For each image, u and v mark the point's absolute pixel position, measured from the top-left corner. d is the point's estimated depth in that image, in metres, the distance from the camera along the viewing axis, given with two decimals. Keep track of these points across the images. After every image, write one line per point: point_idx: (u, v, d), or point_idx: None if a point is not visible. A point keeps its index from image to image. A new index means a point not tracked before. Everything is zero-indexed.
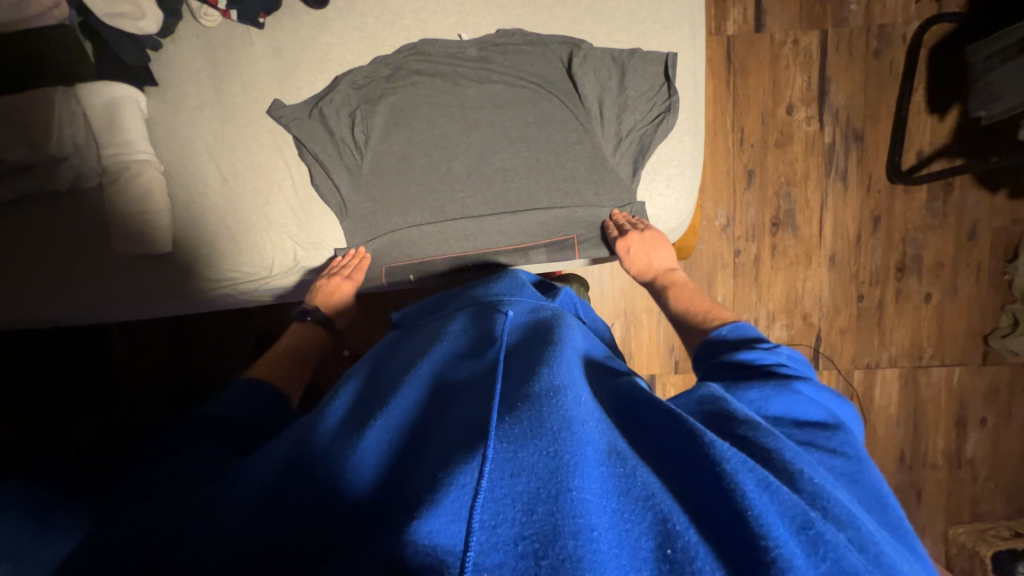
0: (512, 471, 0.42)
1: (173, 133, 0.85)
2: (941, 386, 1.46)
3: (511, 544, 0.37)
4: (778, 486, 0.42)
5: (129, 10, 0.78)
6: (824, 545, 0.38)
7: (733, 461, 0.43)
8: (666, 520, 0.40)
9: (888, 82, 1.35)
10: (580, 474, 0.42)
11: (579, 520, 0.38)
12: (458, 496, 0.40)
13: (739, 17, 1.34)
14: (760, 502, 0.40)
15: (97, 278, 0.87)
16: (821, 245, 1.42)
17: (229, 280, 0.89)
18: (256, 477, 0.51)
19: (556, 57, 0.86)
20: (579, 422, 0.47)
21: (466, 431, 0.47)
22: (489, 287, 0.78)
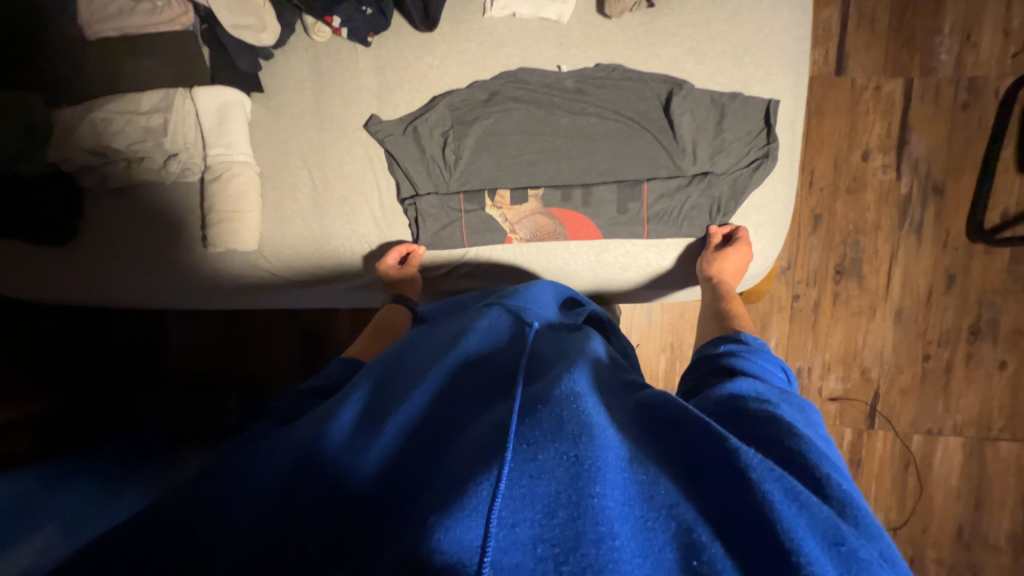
0: (532, 473, 0.42)
1: (272, 140, 0.91)
2: (1011, 463, 1.36)
3: (531, 545, 0.38)
4: (807, 497, 0.41)
5: (252, 23, 0.83)
6: (857, 562, 0.38)
7: (759, 470, 0.42)
8: (691, 531, 0.40)
9: (975, 137, 1.29)
10: (603, 481, 0.42)
11: (600, 528, 0.38)
12: (477, 495, 0.40)
13: (819, 59, 1.31)
14: (789, 514, 0.39)
15: (163, 271, 0.93)
16: (887, 298, 1.35)
17: (286, 282, 0.94)
18: (264, 468, 0.50)
19: (655, 93, 0.85)
20: (599, 428, 0.47)
21: (488, 435, 0.47)
22: (517, 291, 0.79)
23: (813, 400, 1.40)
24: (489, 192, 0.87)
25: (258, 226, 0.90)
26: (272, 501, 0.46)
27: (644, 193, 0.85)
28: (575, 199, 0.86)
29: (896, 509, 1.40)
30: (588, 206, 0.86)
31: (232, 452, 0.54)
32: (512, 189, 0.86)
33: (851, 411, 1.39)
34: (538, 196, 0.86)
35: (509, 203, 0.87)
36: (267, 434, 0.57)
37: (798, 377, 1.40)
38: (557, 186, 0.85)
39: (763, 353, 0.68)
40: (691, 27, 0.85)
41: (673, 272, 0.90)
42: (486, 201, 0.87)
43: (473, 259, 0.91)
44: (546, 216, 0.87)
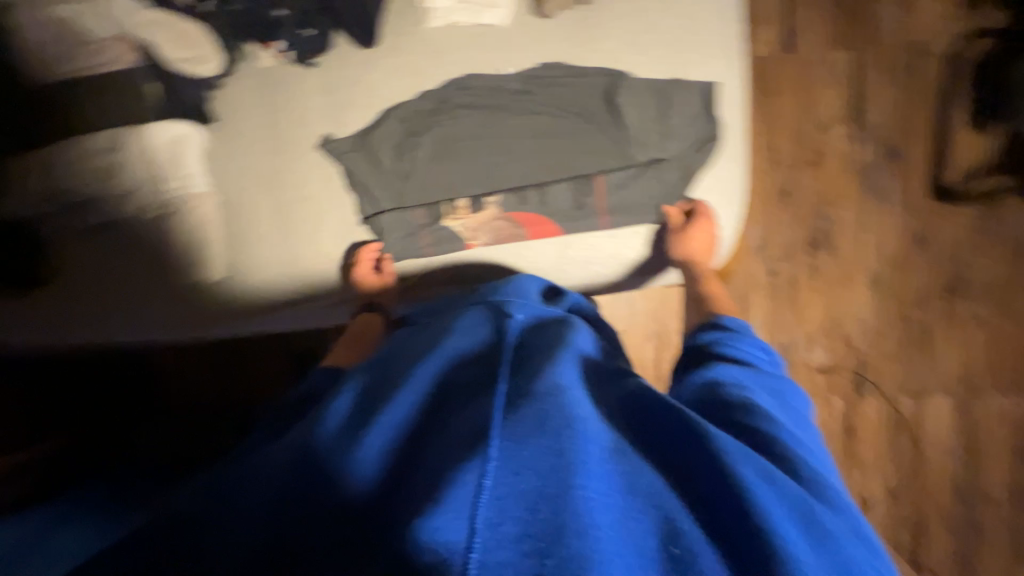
0: (516, 469, 0.43)
1: (228, 168, 0.91)
2: (999, 414, 1.38)
3: (516, 541, 0.38)
4: (780, 477, 0.47)
5: (194, 58, 0.86)
6: (820, 531, 0.44)
7: (734, 455, 0.46)
8: (672, 519, 0.42)
9: (927, 100, 1.32)
10: (585, 473, 0.43)
11: (583, 519, 0.39)
12: (462, 490, 0.41)
13: (769, 37, 1.33)
14: (763, 493, 0.44)
15: (132, 308, 0.93)
16: (861, 265, 1.37)
17: (260, 308, 0.94)
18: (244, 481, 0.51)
19: (599, 87, 0.86)
20: (582, 421, 0.48)
21: (470, 430, 0.47)
22: (496, 288, 0.77)
23: (801, 374, 1.41)
24: (448, 201, 0.87)
25: (223, 254, 0.92)
26: (276, 501, 0.48)
27: (598, 187, 0.86)
28: (531, 200, 0.87)
29: (894, 473, 1.40)
30: (546, 205, 0.87)
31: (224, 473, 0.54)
32: (468, 198, 0.87)
33: (840, 380, 1.40)
34: (496, 202, 0.88)
35: (468, 211, 0.88)
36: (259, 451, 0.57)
37: (783, 352, 1.41)
38: (513, 189, 0.87)
39: (745, 338, 0.69)
40: (626, 18, 0.86)
41: (639, 258, 0.91)
42: (444, 213, 0.88)
43: (444, 265, 0.92)
44: (506, 220, 0.88)
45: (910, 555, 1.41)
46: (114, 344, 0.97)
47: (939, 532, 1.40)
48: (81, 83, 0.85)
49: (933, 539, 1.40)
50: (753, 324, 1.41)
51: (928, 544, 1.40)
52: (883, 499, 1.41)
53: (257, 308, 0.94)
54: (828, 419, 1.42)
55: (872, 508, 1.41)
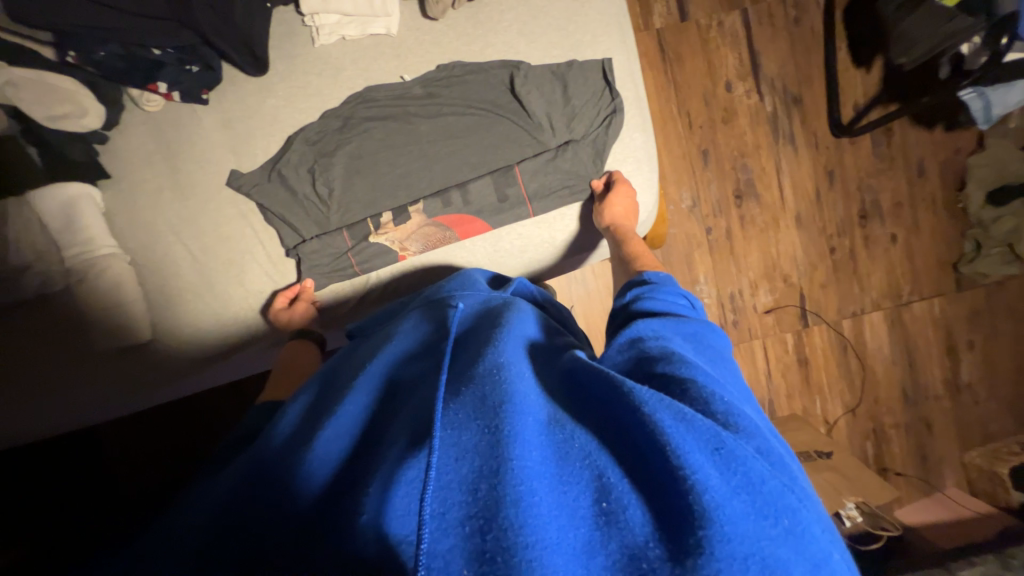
0: (457, 454, 0.43)
1: (134, 223, 0.87)
2: (926, 319, 1.51)
3: (459, 525, 0.38)
4: (693, 416, 0.44)
5: (71, 111, 0.80)
6: (733, 462, 0.41)
7: (651, 402, 0.44)
8: (602, 476, 0.42)
9: (812, 46, 1.42)
10: (521, 444, 0.43)
11: (519, 489, 0.39)
12: (410, 476, 0.43)
13: (663, 9, 1.40)
14: (677, 434, 0.42)
15: (53, 391, 0.85)
16: (785, 207, 1.47)
17: (199, 360, 0.89)
18: (196, 509, 0.50)
19: (499, 79, 0.88)
20: (521, 395, 0.48)
21: (416, 428, 0.48)
22: (443, 286, 0.79)
23: (752, 318, 1.49)
24: (373, 217, 0.87)
25: (146, 313, 0.86)
26: (221, 517, 0.48)
27: (517, 177, 0.87)
28: (456, 201, 0.87)
29: (849, 392, 1.51)
30: (471, 204, 0.87)
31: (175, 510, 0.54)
32: (393, 210, 0.87)
33: (786, 317, 1.50)
34: (421, 209, 0.87)
35: (394, 224, 0.87)
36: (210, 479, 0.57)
37: (732, 301, 1.48)
38: (435, 193, 0.87)
39: (665, 287, 0.72)
40: (514, 11, 0.90)
41: (570, 238, 0.93)
42: (371, 230, 0.87)
43: (378, 278, 0.91)
44: (434, 225, 0.88)
45: (877, 463, 1.52)
46: (48, 432, 0.88)
47: (898, 436, 1.52)
48: None
49: (893, 444, 1.52)
50: (700, 280, 1.47)
51: (890, 449, 1.52)
52: (845, 417, 1.52)
53: (195, 361, 0.89)
54: (783, 355, 1.51)
55: (837, 428, 1.52)
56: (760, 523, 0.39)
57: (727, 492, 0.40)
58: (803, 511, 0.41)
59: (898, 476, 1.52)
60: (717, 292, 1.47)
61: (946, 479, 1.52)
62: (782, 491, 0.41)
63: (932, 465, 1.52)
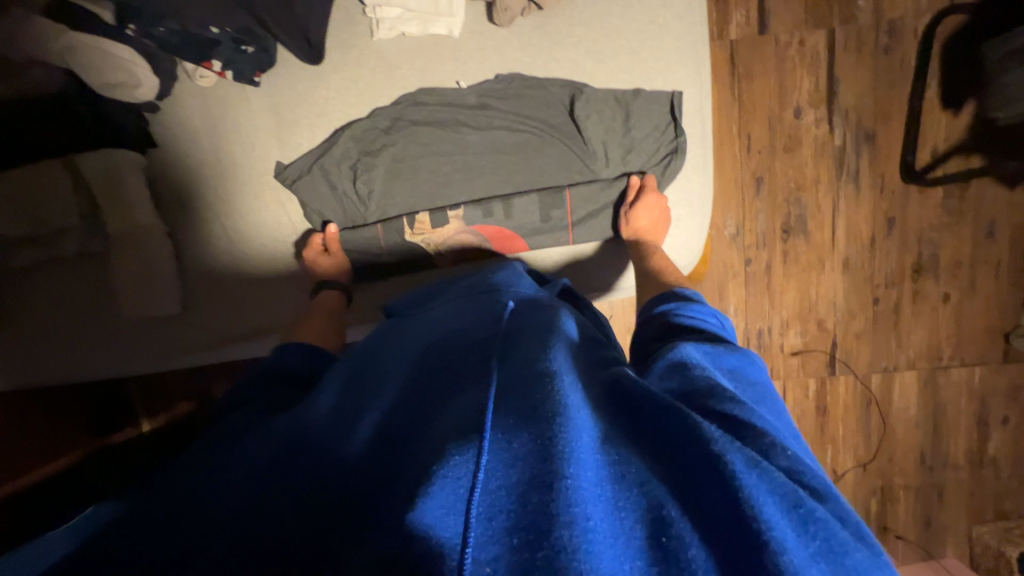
0: (507, 461, 0.38)
1: (175, 196, 0.89)
2: (961, 387, 1.44)
3: (506, 536, 0.33)
4: (768, 467, 0.38)
5: (125, 80, 0.78)
6: (814, 524, 0.36)
7: (721, 442, 0.39)
8: (660, 507, 0.37)
9: (899, 79, 1.30)
10: (577, 462, 0.37)
11: (573, 509, 0.34)
12: (452, 482, 0.37)
13: (742, 20, 1.29)
14: (750, 483, 0.36)
15: (87, 346, 0.91)
16: (834, 249, 1.39)
17: (225, 336, 0.93)
18: (249, 463, 0.51)
19: (558, 100, 0.86)
20: (575, 407, 0.42)
21: (461, 422, 0.43)
22: (489, 277, 0.75)
23: (776, 358, 1.44)
24: (408, 219, 0.88)
25: (178, 291, 0.90)
26: (270, 478, 0.49)
27: (567, 200, 0.87)
28: (496, 214, 0.87)
29: (864, 446, 1.47)
30: (511, 218, 0.87)
31: (215, 449, 0.55)
32: (429, 213, 0.87)
33: (813, 361, 1.44)
34: (459, 216, 0.88)
35: (430, 226, 0.88)
36: (246, 429, 0.58)
37: (759, 338, 1.43)
38: (476, 202, 0.87)
39: (697, 304, 0.68)
40: (585, 26, 0.86)
41: (603, 275, 0.94)
42: (404, 229, 0.88)
43: (413, 271, 0.92)
44: (470, 233, 0.89)
45: (878, 522, 1.49)
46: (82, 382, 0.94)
47: (905, 498, 1.47)
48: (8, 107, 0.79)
49: (899, 505, 1.48)
50: (728, 312, 1.42)
51: (895, 510, 1.48)
52: (853, 471, 1.48)
53: (222, 338, 0.93)
54: (802, 399, 1.46)
55: (843, 480, 1.48)
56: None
57: (807, 559, 0.34)
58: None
59: (897, 538, 1.49)
60: (745, 327, 1.42)
61: (948, 549, 1.48)
62: (869, 567, 0.36)
63: (935, 532, 1.48)
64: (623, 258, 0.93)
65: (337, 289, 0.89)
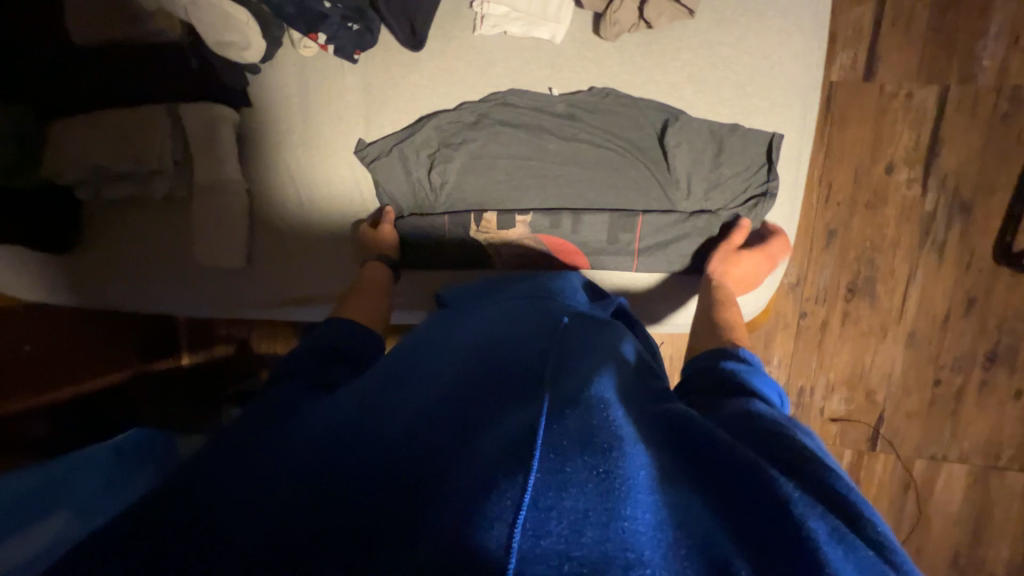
0: (558, 482, 0.34)
1: (259, 156, 0.93)
2: (1016, 493, 1.32)
3: (554, 566, 0.29)
4: (856, 542, 0.34)
5: (236, 41, 0.83)
6: None
7: (802, 506, 0.35)
8: (728, 566, 0.31)
9: (1011, 151, 1.20)
10: (634, 502, 0.34)
11: (629, 554, 0.30)
12: (498, 495, 0.33)
13: (846, 63, 1.22)
14: (838, 558, 0.32)
15: (156, 279, 0.99)
16: (901, 320, 1.29)
17: (280, 296, 0.97)
18: (281, 428, 0.48)
19: (648, 122, 0.85)
20: (630, 440, 0.39)
21: (509, 430, 0.39)
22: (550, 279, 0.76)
23: (813, 420, 1.37)
24: (476, 216, 0.88)
25: (247, 246, 0.94)
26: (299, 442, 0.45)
27: (638, 226, 0.86)
28: (564, 226, 0.87)
29: (891, 532, 1.37)
30: (577, 233, 0.87)
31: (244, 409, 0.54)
32: (497, 213, 0.87)
33: (853, 432, 1.36)
34: (526, 221, 0.87)
35: (496, 227, 0.88)
36: (266, 395, 0.54)
37: (799, 396, 1.36)
38: (547, 212, 0.86)
39: (761, 371, 0.61)
40: (692, 51, 0.85)
41: (659, 307, 0.91)
42: (470, 224, 0.88)
43: (467, 267, 0.92)
44: (533, 241, 0.88)
45: None
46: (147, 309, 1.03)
47: None
48: (139, 55, 0.88)
49: None
50: (771, 363, 1.36)
51: None
52: None
53: (277, 298, 0.97)
54: None
55: None
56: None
57: None
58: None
59: None
60: (786, 381, 1.35)
61: None
62: None
63: None
64: (682, 293, 0.90)
65: (384, 264, 0.87)
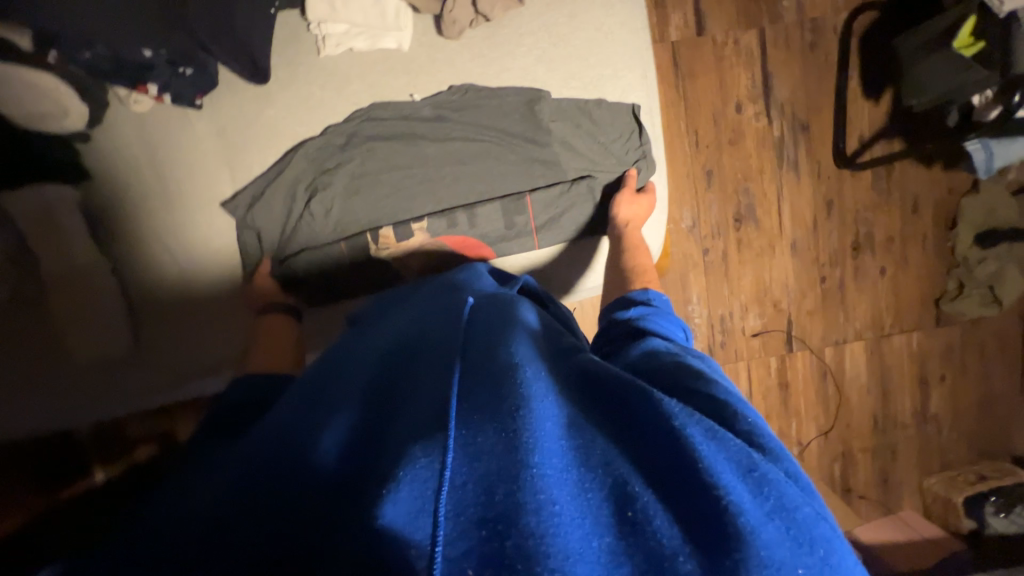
0: (472, 455, 0.37)
1: (116, 229, 0.87)
2: (903, 351, 1.56)
3: (475, 528, 0.33)
4: (723, 435, 0.40)
5: (54, 111, 0.78)
6: (767, 485, 0.37)
7: (680, 416, 0.40)
8: (626, 484, 0.37)
9: (824, 72, 1.41)
10: (541, 451, 0.37)
11: (539, 496, 0.34)
12: (415, 482, 0.36)
13: (680, 22, 1.35)
14: (708, 452, 0.38)
15: (24, 397, 0.86)
16: (782, 234, 1.47)
17: (183, 371, 0.90)
18: (206, 482, 0.45)
19: (512, 107, 0.90)
20: (539, 397, 0.41)
21: (425, 421, 0.41)
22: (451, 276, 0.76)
23: (739, 340, 1.51)
24: (371, 233, 0.87)
25: (128, 325, 0.88)
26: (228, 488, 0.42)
27: (528, 206, 0.90)
28: (461, 223, 0.89)
29: (824, 416, 1.56)
30: (476, 227, 0.89)
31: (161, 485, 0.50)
32: (393, 226, 0.87)
33: (772, 340, 1.52)
34: (424, 228, 0.88)
35: (395, 240, 0.88)
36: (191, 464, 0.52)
37: (722, 323, 1.50)
38: (441, 213, 0.88)
39: (666, 313, 0.68)
40: (533, 35, 0.92)
41: (573, 277, 0.96)
42: (369, 244, 0.87)
43: (379, 287, 0.90)
44: (436, 244, 0.89)
45: (843, 485, 1.59)
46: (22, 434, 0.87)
47: (864, 460, 1.58)
48: None
49: (859, 467, 1.58)
50: (692, 301, 1.48)
51: (856, 472, 1.58)
52: (817, 440, 1.57)
53: (177, 371, 0.90)
54: (765, 377, 1.54)
55: (809, 450, 1.57)
56: (796, 554, 0.34)
57: (761, 518, 0.35)
58: (837, 543, 0.37)
59: (861, 498, 1.59)
60: (708, 313, 1.49)
61: (904, 502, 1.60)
62: (817, 521, 0.37)
63: (892, 488, 1.60)
64: (589, 257, 0.96)
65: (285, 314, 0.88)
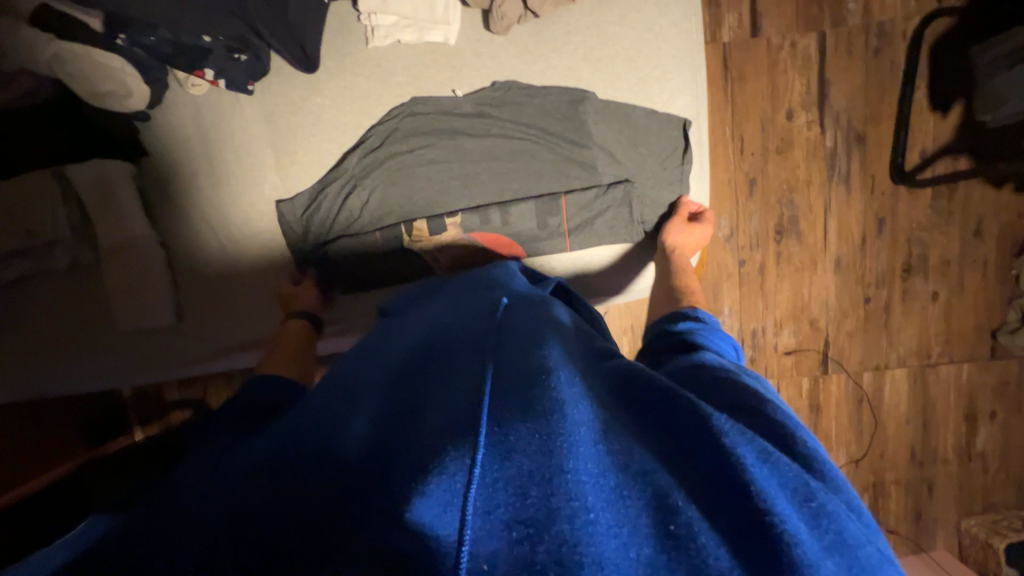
0: (504, 454, 0.36)
1: (167, 204, 0.92)
2: (950, 383, 1.47)
3: (505, 529, 0.32)
4: (778, 457, 0.38)
5: (114, 89, 0.81)
6: (826, 518, 0.35)
7: (731, 434, 0.38)
8: (666, 497, 0.35)
9: (888, 81, 1.32)
10: (576, 455, 0.36)
11: (574, 502, 0.33)
12: (446, 477, 0.35)
13: (734, 23, 1.30)
14: (762, 476, 0.36)
15: (76, 358, 0.92)
16: (826, 250, 1.40)
17: (222, 344, 0.95)
18: (232, 462, 0.46)
19: (553, 107, 0.88)
20: (572, 402, 0.41)
21: (455, 416, 0.41)
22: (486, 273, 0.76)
23: (770, 357, 1.46)
24: (406, 225, 0.88)
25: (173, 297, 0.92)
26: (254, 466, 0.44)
27: (562, 207, 0.89)
28: (494, 221, 0.88)
29: (856, 443, 1.49)
30: (508, 225, 0.89)
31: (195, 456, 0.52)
32: (427, 219, 0.88)
33: (806, 360, 1.46)
34: (457, 222, 0.88)
35: (428, 233, 0.88)
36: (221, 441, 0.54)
37: (753, 337, 1.45)
38: (474, 209, 0.88)
39: (719, 330, 0.65)
40: (580, 33, 0.90)
41: (602, 281, 0.95)
42: (403, 235, 0.89)
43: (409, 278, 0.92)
44: (468, 240, 0.89)
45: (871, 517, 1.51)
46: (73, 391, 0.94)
47: (896, 493, 1.50)
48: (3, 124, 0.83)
49: (891, 500, 1.50)
50: (723, 312, 1.43)
51: (887, 504, 1.50)
52: (846, 467, 1.50)
53: (218, 345, 0.95)
54: (795, 398, 1.48)
55: None
56: None
57: (821, 552, 0.32)
58: None
59: (889, 532, 1.51)
60: (739, 327, 1.44)
61: (938, 541, 1.51)
62: (881, 560, 0.34)
63: (925, 525, 1.51)
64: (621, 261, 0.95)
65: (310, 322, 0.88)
